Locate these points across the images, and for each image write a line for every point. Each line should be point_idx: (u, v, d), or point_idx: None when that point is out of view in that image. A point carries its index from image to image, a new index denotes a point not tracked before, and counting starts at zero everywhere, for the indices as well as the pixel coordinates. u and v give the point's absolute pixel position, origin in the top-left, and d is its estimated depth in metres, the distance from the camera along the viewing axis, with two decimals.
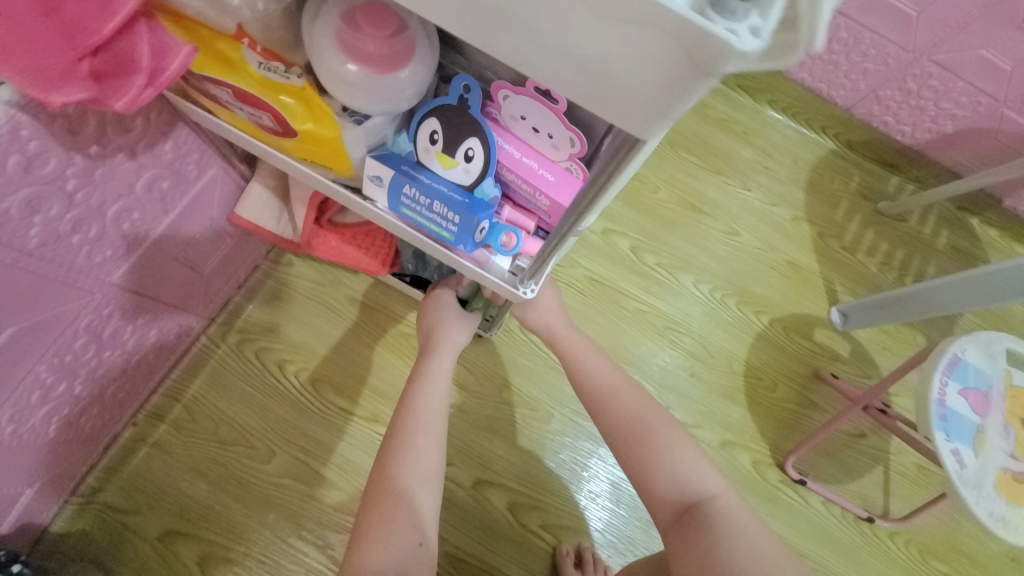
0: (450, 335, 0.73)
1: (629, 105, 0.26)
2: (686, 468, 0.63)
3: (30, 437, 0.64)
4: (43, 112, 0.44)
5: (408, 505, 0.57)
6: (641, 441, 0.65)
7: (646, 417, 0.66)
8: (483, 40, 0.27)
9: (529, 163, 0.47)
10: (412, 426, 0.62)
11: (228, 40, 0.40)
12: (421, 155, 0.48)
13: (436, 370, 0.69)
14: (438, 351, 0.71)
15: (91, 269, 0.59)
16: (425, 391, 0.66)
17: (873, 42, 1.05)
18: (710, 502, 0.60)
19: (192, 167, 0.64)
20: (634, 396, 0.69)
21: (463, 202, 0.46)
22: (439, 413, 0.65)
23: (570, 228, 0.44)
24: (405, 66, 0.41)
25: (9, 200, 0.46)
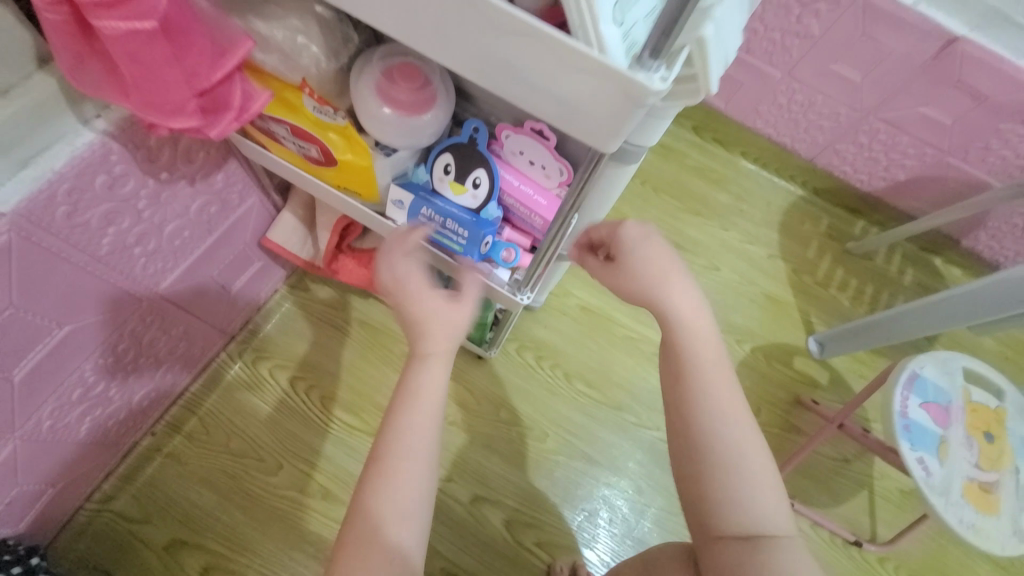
0: (450, 324, 0.51)
1: (588, 128, 0.32)
2: (753, 489, 0.45)
3: (64, 432, 0.71)
4: (131, 143, 0.55)
5: (382, 549, 0.45)
6: (704, 434, 0.47)
7: (712, 418, 0.47)
8: (473, 72, 0.32)
9: (526, 191, 0.56)
10: (388, 451, 0.47)
11: (293, 90, 0.52)
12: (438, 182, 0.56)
13: (424, 379, 0.50)
14: (432, 348, 0.50)
15: (143, 278, 0.68)
16: (412, 406, 0.49)
17: (826, 103, 1.21)
18: (774, 536, 0.44)
19: (237, 196, 0.75)
20: (704, 391, 0.48)
21: (471, 220, 0.55)
22: (427, 435, 0.48)
23: (557, 234, 0.54)
24: (428, 111, 0.51)
25: (91, 213, 0.56)
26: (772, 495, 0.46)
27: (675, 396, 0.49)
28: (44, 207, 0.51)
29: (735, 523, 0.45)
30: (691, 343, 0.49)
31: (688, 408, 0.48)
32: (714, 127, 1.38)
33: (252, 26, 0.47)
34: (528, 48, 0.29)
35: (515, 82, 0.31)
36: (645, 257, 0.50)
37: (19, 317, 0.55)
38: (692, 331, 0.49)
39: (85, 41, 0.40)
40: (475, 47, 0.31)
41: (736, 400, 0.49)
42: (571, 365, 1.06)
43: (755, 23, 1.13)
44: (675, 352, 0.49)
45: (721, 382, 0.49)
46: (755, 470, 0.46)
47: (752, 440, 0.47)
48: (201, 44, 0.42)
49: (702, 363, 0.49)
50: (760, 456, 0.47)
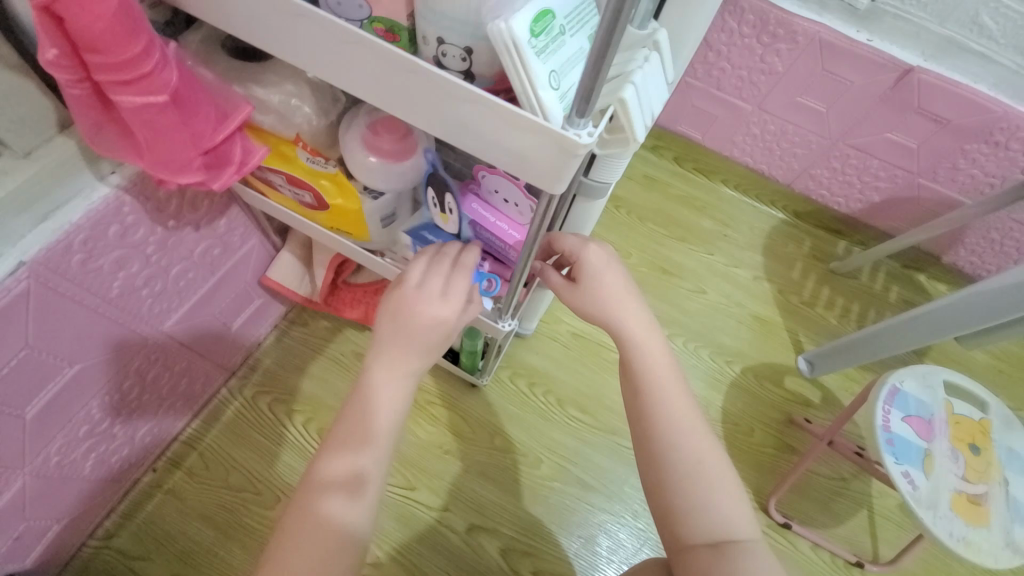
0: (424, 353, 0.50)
1: (534, 174, 0.36)
2: (716, 498, 0.49)
3: (70, 469, 0.74)
4: (142, 196, 0.61)
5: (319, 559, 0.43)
6: (666, 449, 0.50)
7: (673, 432, 0.51)
8: (438, 129, 0.37)
9: (501, 226, 0.60)
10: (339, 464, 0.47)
11: (288, 143, 0.57)
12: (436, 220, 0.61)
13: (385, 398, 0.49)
14: (399, 369, 0.50)
15: (150, 317, 0.72)
16: (369, 423, 0.48)
17: (797, 132, 1.27)
18: (737, 541, 0.47)
19: (238, 239, 0.80)
20: (665, 406, 0.52)
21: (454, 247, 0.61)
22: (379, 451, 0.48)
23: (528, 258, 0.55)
24: (409, 158, 0.57)
25: (104, 259, 0.61)
26: (732, 502, 0.49)
27: (638, 412, 0.53)
28: (61, 254, 0.56)
29: (701, 531, 0.48)
30: (650, 361, 0.54)
31: (652, 423, 0.52)
32: (694, 157, 1.45)
33: (251, 92, 0.53)
34: (477, 110, 0.34)
35: (473, 138, 0.36)
36: (603, 284, 0.56)
37: (34, 358, 0.59)
38: (648, 350, 0.54)
39: (104, 111, 0.45)
40: (438, 110, 0.36)
41: (694, 415, 0.53)
42: (563, 391, 1.08)
43: (723, 62, 1.20)
44: (637, 371, 0.54)
45: (680, 398, 0.53)
46: (716, 479, 0.50)
47: (712, 452, 0.51)
48: (207, 111, 0.48)
49: (661, 380, 0.53)
50: (719, 467, 0.50)
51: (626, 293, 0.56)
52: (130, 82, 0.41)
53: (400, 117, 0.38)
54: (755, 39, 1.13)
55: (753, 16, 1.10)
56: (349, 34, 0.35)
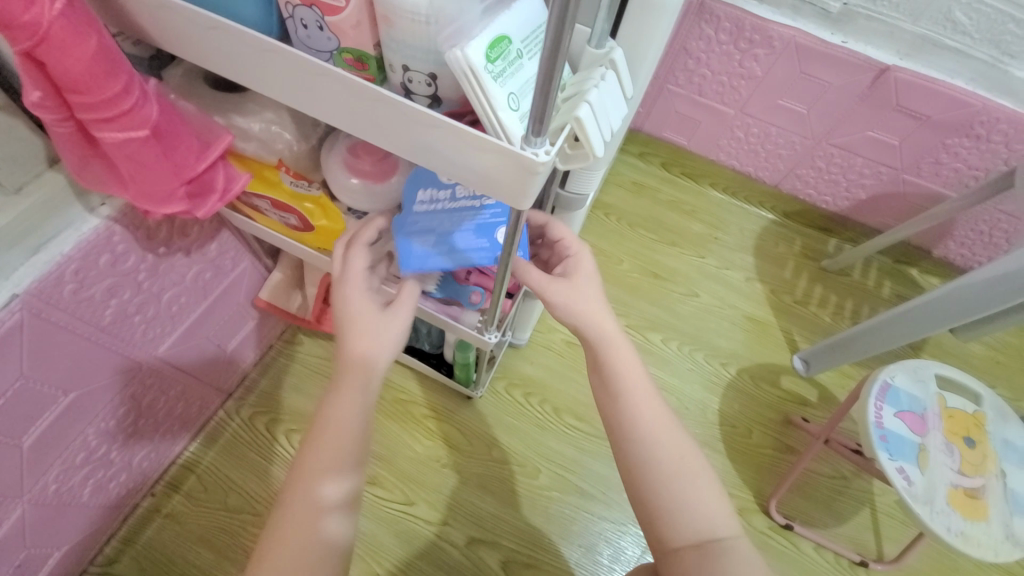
0: (357, 357, 0.50)
1: (499, 194, 0.37)
2: (691, 498, 0.49)
3: (68, 497, 0.74)
4: (131, 225, 0.62)
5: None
6: (639, 452, 0.51)
7: (645, 434, 0.52)
8: (408, 152, 0.39)
9: None
10: (291, 503, 0.44)
11: (271, 168, 0.59)
12: (467, 212, 0.54)
13: (332, 421, 0.47)
14: (342, 386, 0.49)
15: (144, 343, 0.74)
16: (322, 447, 0.46)
17: (780, 134, 1.29)
18: (715, 540, 0.48)
19: (230, 261, 0.81)
20: (635, 409, 0.53)
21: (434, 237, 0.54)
22: (333, 480, 0.45)
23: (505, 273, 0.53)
24: (390, 178, 0.58)
25: (96, 288, 0.62)
26: (712, 501, 0.50)
27: (610, 415, 0.54)
28: (53, 285, 0.57)
29: (685, 533, 0.48)
30: (621, 362, 0.55)
31: (627, 425, 0.52)
32: (681, 163, 1.47)
33: (232, 121, 0.55)
34: (440, 133, 0.36)
35: (439, 160, 0.37)
36: (576, 284, 0.57)
37: (29, 387, 0.60)
38: (618, 351, 0.55)
39: (86, 146, 0.46)
40: (407, 135, 0.37)
41: (666, 416, 0.54)
42: (559, 399, 1.08)
43: (703, 69, 1.23)
44: (609, 372, 0.54)
45: (650, 400, 0.54)
46: (693, 479, 0.50)
47: (688, 452, 0.52)
48: (188, 142, 0.49)
49: (633, 381, 0.54)
50: (693, 468, 0.51)
51: (598, 294, 0.57)
52: (112, 119, 0.42)
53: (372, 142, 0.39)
54: (732, 45, 1.15)
55: (729, 24, 1.12)
56: (316, 66, 0.37)
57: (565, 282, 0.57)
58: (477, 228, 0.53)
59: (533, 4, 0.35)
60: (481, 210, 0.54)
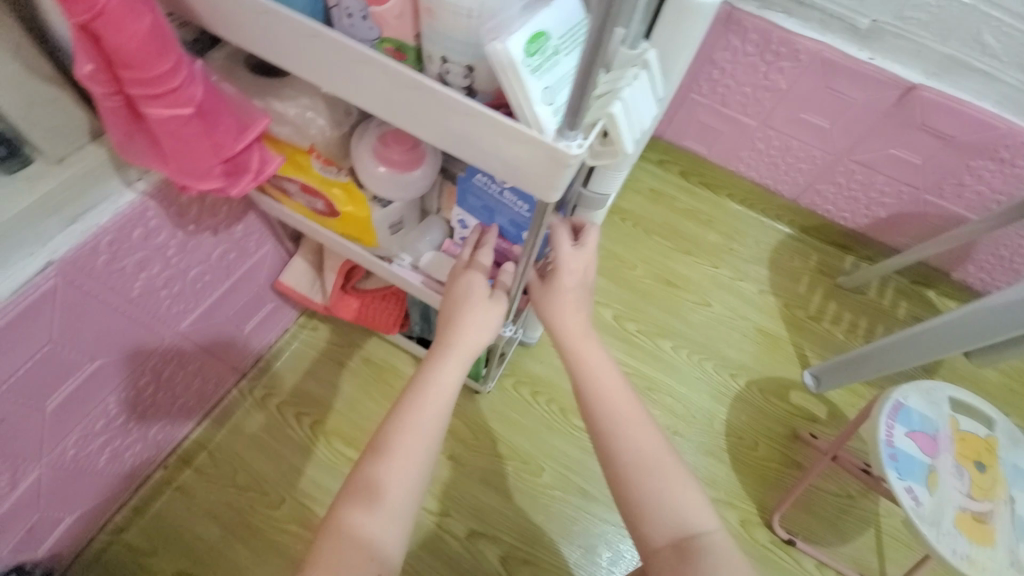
0: (467, 335, 0.55)
1: (528, 186, 0.38)
2: (671, 496, 0.50)
3: (85, 462, 0.77)
4: (165, 201, 0.64)
5: (367, 543, 0.46)
6: (616, 452, 0.51)
7: (622, 434, 0.52)
8: (445, 140, 0.40)
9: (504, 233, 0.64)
10: (389, 461, 0.48)
11: (303, 153, 0.60)
12: (508, 208, 0.60)
13: (433, 391, 0.52)
14: (448, 355, 0.54)
15: (168, 318, 0.76)
16: (400, 429, 0.50)
17: (801, 148, 1.28)
18: (695, 538, 0.48)
19: (254, 244, 0.83)
20: (612, 408, 0.53)
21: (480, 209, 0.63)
22: (432, 435, 0.51)
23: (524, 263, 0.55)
24: (417, 168, 0.60)
25: (127, 260, 0.65)
26: (686, 498, 0.50)
27: (588, 416, 0.54)
28: (88, 254, 0.60)
29: (661, 529, 0.49)
30: (587, 361, 0.55)
31: (597, 421, 0.53)
32: (700, 172, 1.47)
33: (270, 105, 0.57)
34: (477, 122, 0.37)
35: (474, 150, 0.39)
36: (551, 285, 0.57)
37: (58, 351, 0.63)
38: (592, 355, 0.56)
39: (133, 121, 0.49)
40: (445, 124, 0.38)
41: (638, 411, 0.54)
42: (566, 400, 1.09)
43: (727, 79, 1.23)
44: (577, 370, 0.56)
45: (626, 399, 0.54)
46: (671, 477, 0.50)
47: (660, 447, 0.52)
48: (228, 122, 0.51)
49: (601, 379, 0.55)
50: (672, 466, 0.51)
51: (572, 296, 0.57)
52: (159, 95, 0.44)
53: (409, 129, 0.41)
54: (758, 57, 1.16)
55: (756, 36, 1.13)
56: (359, 54, 0.38)
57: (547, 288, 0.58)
58: (513, 219, 0.61)
59: (571, 2, 0.36)
60: (521, 213, 0.59)
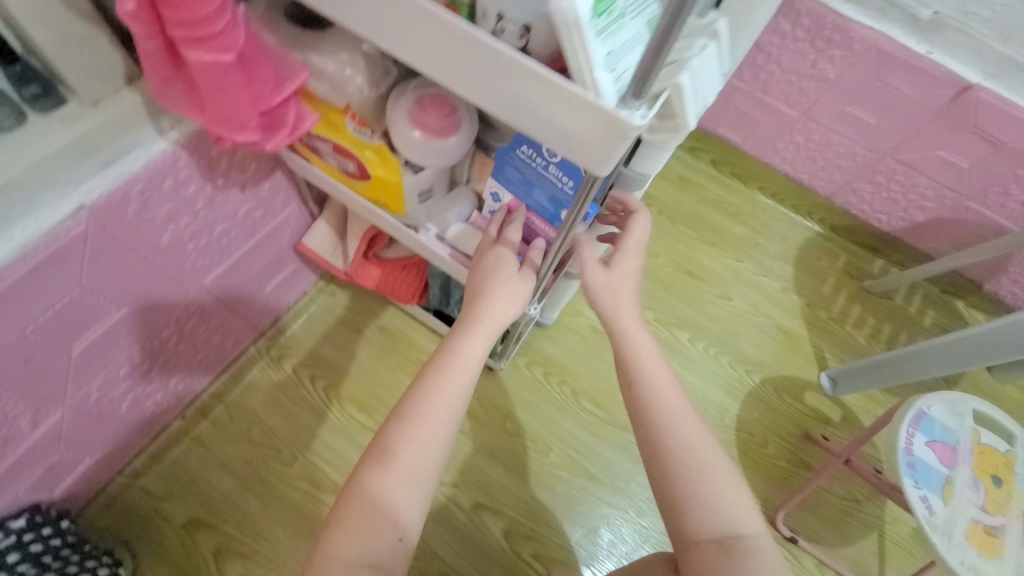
0: (494, 308, 0.55)
1: (580, 157, 0.37)
2: (719, 491, 0.51)
3: (108, 407, 0.78)
4: (196, 152, 0.64)
5: (389, 505, 0.47)
6: (667, 444, 0.52)
7: (670, 426, 0.53)
8: (492, 104, 0.39)
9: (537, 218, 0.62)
10: (412, 427, 0.48)
11: (337, 112, 0.59)
12: (550, 183, 0.57)
13: (459, 361, 0.52)
14: (475, 327, 0.53)
15: (193, 272, 0.76)
16: (424, 397, 0.50)
17: (842, 143, 1.23)
18: (740, 535, 0.50)
19: (279, 203, 0.83)
20: (661, 400, 0.53)
21: (519, 183, 0.60)
22: (457, 405, 0.50)
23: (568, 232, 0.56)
24: (453, 135, 0.58)
25: (156, 210, 0.64)
26: (733, 496, 0.51)
27: (635, 406, 0.54)
28: (119, 202, 0.59)
29: (708, 526, 0.50)
30: (641, 354, 0.55)
31: (647, 412, 0.53)
32: (732, 162, 1.42)
33: (308, 59, 0.55)
34: (531, 86, 0.35)
35: (524, 115, 0.37)
36: (613, 274, 0.57)
37: (85, 296, 0.63)
38: (642, 347, 0.56)
39: (172, 67, 0.48)
40: (495, 86, 0.37)
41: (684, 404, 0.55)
42: (579, 383, 1.09)
43: (772, 66, 1.18)
44: (628, 360, 0.55)
45: (673, 391, 0.55)
46: (718, 472, 0.51)
47: (706, 442, 0.53)
48: (266, 73, 0.50)
49: (652, 372, 0.55)
50: (719, 462, 0.52)
51: (629, 288, 0.57)
52: (202, 41, 0.43)
53: (455, 91, 0.39)
54: (808, 43, 1.10)
55: (808, 20, 1.07)
56: (411, 6, 0.36)
57: (606, 273, 0.56)
58: (552, 197, 0.58)
59: None
60: (564, 190, 0.56)
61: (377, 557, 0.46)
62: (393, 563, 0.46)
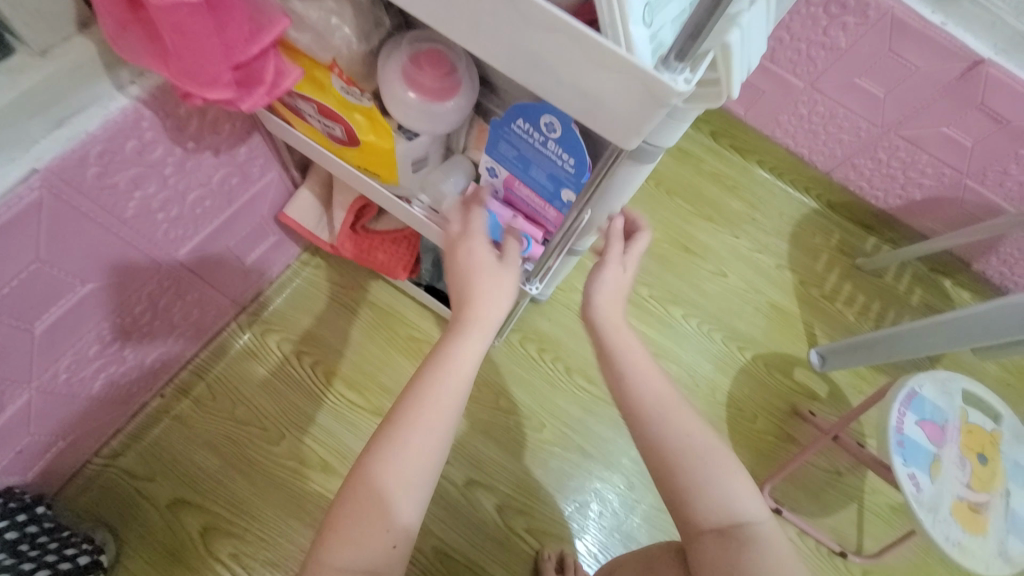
0: (488, 306, 0.51)
1: (611, 122, 0.35)
2: (722, 483, 0.51)
3: (78, 387, 0.73)
4: (161, 110, 0.57)
5: (386, 512, 0.45)
6: (664, 441, 0.51)
7: (665, 422, 0.52)
8: (510, 65, 0.36)
9: (538, 199, 0.58)
10: (406, 433, 0.46)
11: (323, 69, 0.53)
12: (549, 161, 0.52)
13: (455, 361, 0.49)
14: (469, 327, 0.50)
15: (164, 244, 0.70)
16: (418, 401, 0.47)
17: (847, 117, 1.20)
18: (747, 525, 0.51)
19: (258, 170, 0.76)
20: (653, 395, 0.53)
21: (515, 161, 0.56)
22: (452, 412, 0.48)
23: (586, 202, 0.54)
24: (451, 98, 0.52)
25: (120, 175, 0.58)
26: (736, 486, 0.51)
27: (628, 404, 0.53)
28: (76, 165, 0.53)
29: (712, 518, 0.51)
30: (628, 351, 0.54)
31: (642, 410, 0.52)
32: (732, 134, 1.38)
33: (288, 5, 0.49)
34: (557, 43, 0.33)
35: (545, 76, 0.35)
36: (607, 282, 0.56)
37: (44, 271, 0.57)
38: (628, 344, 0.55)
39: (130, 10, 0.43)
40: (513, 42, 0.34)
41: (676, 394, 0.54)
42: (573, 359, 1.07)
43: (781, 32, 1.12)
44: (617, 359, 0.54)
45: (662, 384, 0.54)
46: (718, 462, 0.52)
47: (703, 431, 0.53)
48: (240, 20, 0.45)
49: (641, 367, 0.54)
50: (717, 452, 0.52)
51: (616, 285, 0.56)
52: None
53: (470, 46, 0.36)
54: (822, 8, 1.04)
55: None
56: None
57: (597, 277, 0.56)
58: (551, 175, 0.54)
59: None
60: (564, 169, 0.52)
61: (372, 564, 0.45)
62: (391, 567, 0.46)
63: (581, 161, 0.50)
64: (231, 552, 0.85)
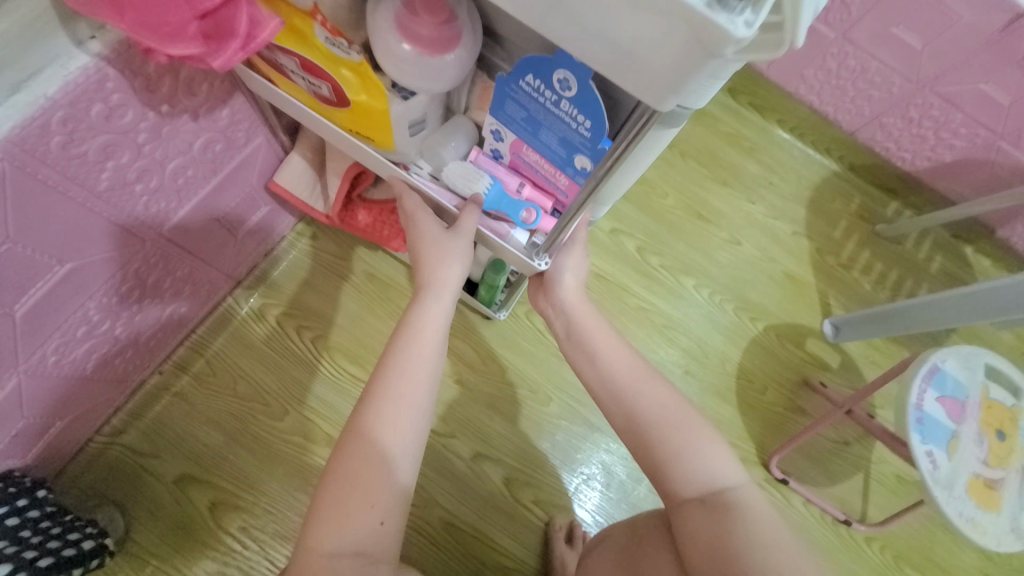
0: (441, 272, 0.60)
1: (653, 75, 0.32)
2: (698, 451, 0.55)
3: (71, 367, 0.71)
4: (128, 69, 0.50)
5: (367, 487, 0.50)
6: (634, 410, 0.58)
7: (632, 393, 0.59)
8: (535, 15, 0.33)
9: (547, 167, 0.54)
10: (381, 404, 0.52)
11: (303, 16, 0.46)
12: (562, 123, 0.47)
13: (419, 335, 0.57)
14: (426, 296, 0.59)
15: (145, 218, 0.66)
16: (388, 373, 0.54)
17: (879, 71, 1.10)
18: (725, 492, 0.53)
19: (243, 135, 0.70)
20: (617, 366, 0.61)
21: (523, 124, 0.50)
22: (421, 380, 0.55)
23: (604, 172, 0.48)
24: (451, 51, 0.46)
25: (89, 144, 0.52)
26: (712, 454, 0.55)
27: (593, 376, 0.62)
28: (37, 134, 0.48)
29: (691, 485, 0.54)
30: (592, 333, 0.64)
31: (614, 384, 0.60)
32: (751, 91, 1.28)
33: None
34: None
35: (576, 25, 0.32)
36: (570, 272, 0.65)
37: (14, 252, 0.53)
38: (592, 326, 0.64)
39: None
40: None
41: (643, 370, 0.61)
42: None
43: None
44: (586, 342, 0.64)
45: (623, 356, 0.62)
46: (689, 428, 0.56)
47: (673, 402, 0.58)
48: None
49: (601, 342, 0.63)
50: (688, 419, 0.57)
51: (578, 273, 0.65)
52: None
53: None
54: None
55: None
56: None
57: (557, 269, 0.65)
58: (564, 139, 0.48)
59: None
60: (578, 132, 0.46)
61: (362, 547, 0.48)
62: (380, 545, 0.49)
63: (598, 124, 0.44)
64: (242, 525, 0.86)
